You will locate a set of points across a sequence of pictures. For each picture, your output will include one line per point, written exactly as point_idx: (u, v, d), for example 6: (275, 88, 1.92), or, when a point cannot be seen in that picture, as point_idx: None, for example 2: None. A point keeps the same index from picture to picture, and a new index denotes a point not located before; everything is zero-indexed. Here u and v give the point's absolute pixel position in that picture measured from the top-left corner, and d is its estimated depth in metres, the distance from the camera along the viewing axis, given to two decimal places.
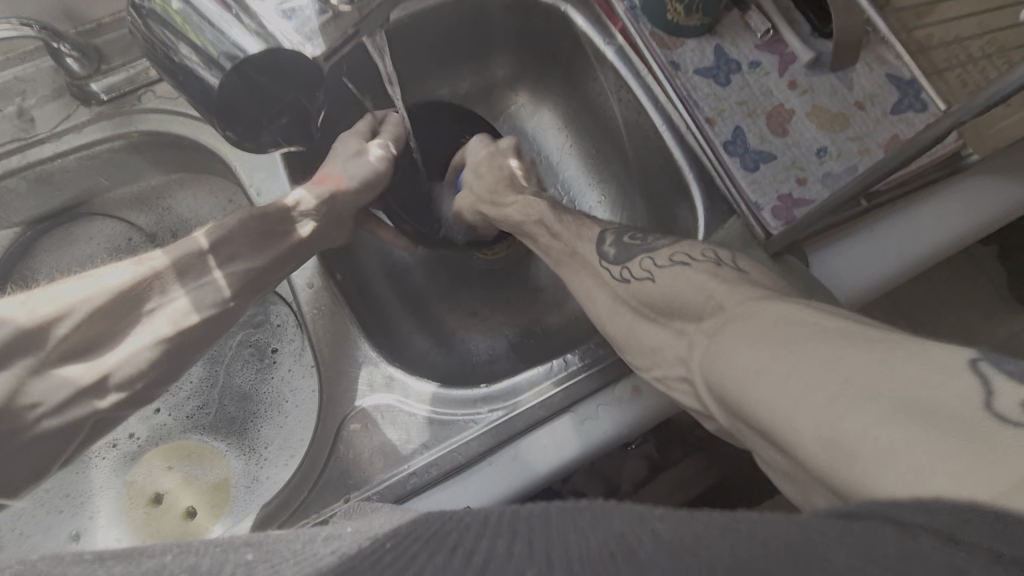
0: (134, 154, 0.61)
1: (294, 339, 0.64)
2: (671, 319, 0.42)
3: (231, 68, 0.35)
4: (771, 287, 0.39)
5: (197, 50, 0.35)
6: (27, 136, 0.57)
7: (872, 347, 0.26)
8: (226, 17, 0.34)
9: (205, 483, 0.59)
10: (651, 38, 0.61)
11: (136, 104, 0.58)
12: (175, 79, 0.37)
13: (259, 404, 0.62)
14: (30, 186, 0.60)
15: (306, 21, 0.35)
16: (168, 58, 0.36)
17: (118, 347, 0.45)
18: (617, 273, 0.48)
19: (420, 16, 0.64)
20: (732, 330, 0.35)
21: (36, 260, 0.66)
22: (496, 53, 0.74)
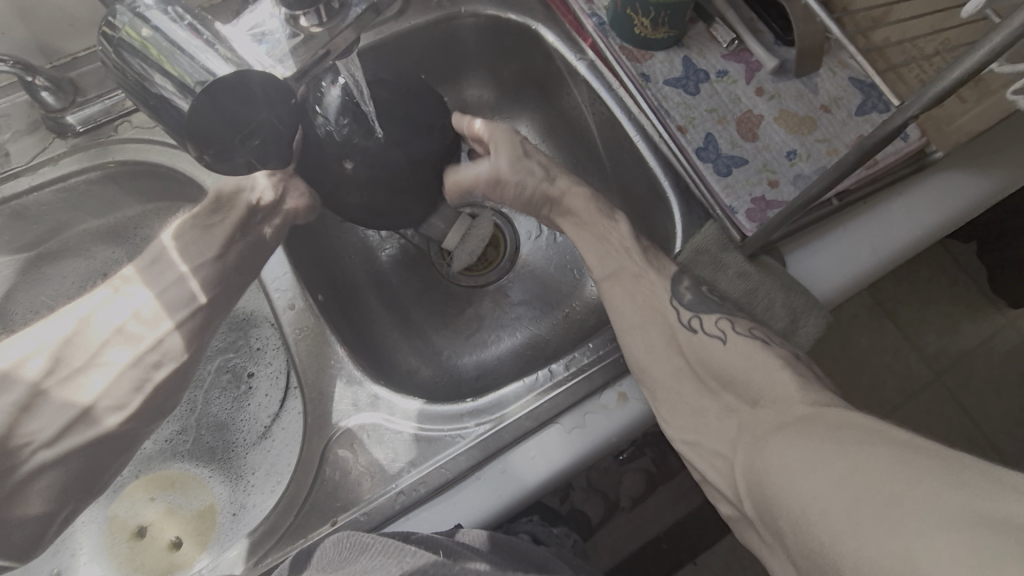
0: (111, 185, 0.61)
1: (272, 363, 0.63)
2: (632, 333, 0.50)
3: (203, 92, 0.35)
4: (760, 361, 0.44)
5: (169, 77, 0.35)
6: (3, 170, 0.57)
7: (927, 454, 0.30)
8: (196, 43, 0.35)
9: (189, 512, 0.58)
10: (621, 52, 0.62)
11: (112, 134, 0.59)
12: (149, 108, 0.37)
13: (241, 430, 0.61)
14: (6, 222, 0.59)
15: (277, 44, 0.38)
16: (142, 87, 0.36)
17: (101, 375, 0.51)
18: (684, 318, 0.50)
19: (395, 39, 0.65)
20: (775, 438, 0.38)
21: (12, 303, 0.63)
22: (471, 72, 0.75)
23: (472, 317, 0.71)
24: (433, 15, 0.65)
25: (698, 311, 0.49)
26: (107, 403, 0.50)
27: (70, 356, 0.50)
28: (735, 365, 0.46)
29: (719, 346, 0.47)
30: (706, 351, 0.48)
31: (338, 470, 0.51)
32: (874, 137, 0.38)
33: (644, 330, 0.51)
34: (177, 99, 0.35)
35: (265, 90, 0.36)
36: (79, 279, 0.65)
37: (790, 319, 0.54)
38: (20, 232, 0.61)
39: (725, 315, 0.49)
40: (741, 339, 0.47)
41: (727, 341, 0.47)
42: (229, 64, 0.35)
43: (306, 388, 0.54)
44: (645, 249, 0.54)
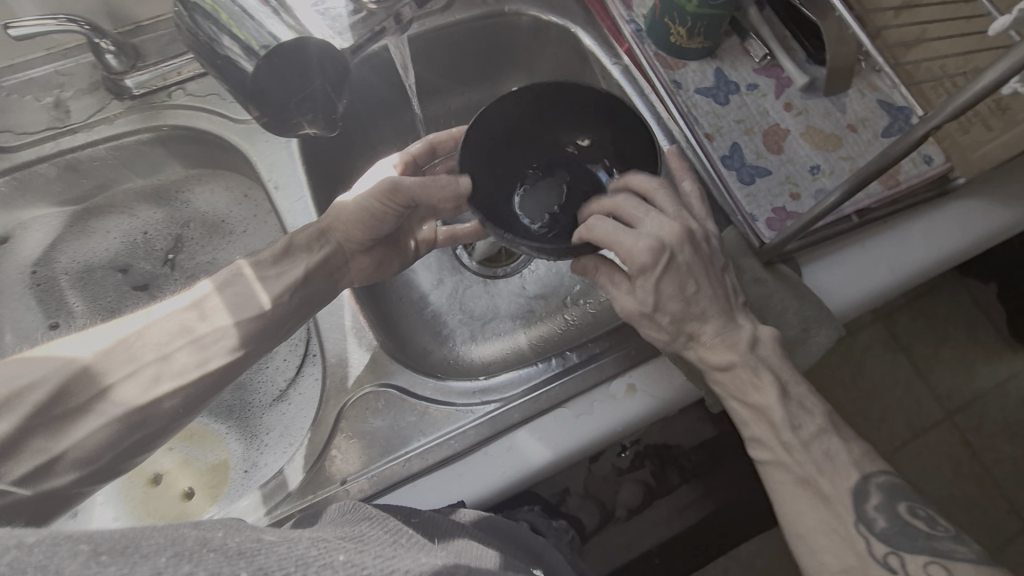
0: (160, 148, 0.64)
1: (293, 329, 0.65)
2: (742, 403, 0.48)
3: (266, 56, 0.38)
4: None
5: (237, 41, 0.38)
6: (62, 125, 0.61)
7: None
8: (266, 11, 0.38)
9: (204, 465, 0.60)
10: (655, 58, 0.65)
11: (166, 99, 0.62)
12: (215, 69, 0.39)
13: (260, 391, 0.63)
14: (59, 174, 0.62)
15: (338, 20, 0.41)
16: (210, 49, 0.38)
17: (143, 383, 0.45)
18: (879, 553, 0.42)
19: (439, 31, 0.68)
20: None
21: (57, 252, 0.66)
22: (508, 71, 0.77)
23: (490, 306, 0.73)
24: (475, 13, 0.68)
25: (898, 547, 0.42)
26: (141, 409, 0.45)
27: (128, 359, 0.45)
28: None
29: None
30: None
31: (350, 436, 0.53)
32: (895, 150, 0.39)
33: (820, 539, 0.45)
34: (240, 60, 0.38)
35: (319, 59, 0.39)
36: (120, 235, 0.67)
37: (801, 327, 0.55)
38: (70, 184, 0.64)
39: (937, 559, 0.41)
40: None
41: None
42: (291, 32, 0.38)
43: (327, 355, 0.56)
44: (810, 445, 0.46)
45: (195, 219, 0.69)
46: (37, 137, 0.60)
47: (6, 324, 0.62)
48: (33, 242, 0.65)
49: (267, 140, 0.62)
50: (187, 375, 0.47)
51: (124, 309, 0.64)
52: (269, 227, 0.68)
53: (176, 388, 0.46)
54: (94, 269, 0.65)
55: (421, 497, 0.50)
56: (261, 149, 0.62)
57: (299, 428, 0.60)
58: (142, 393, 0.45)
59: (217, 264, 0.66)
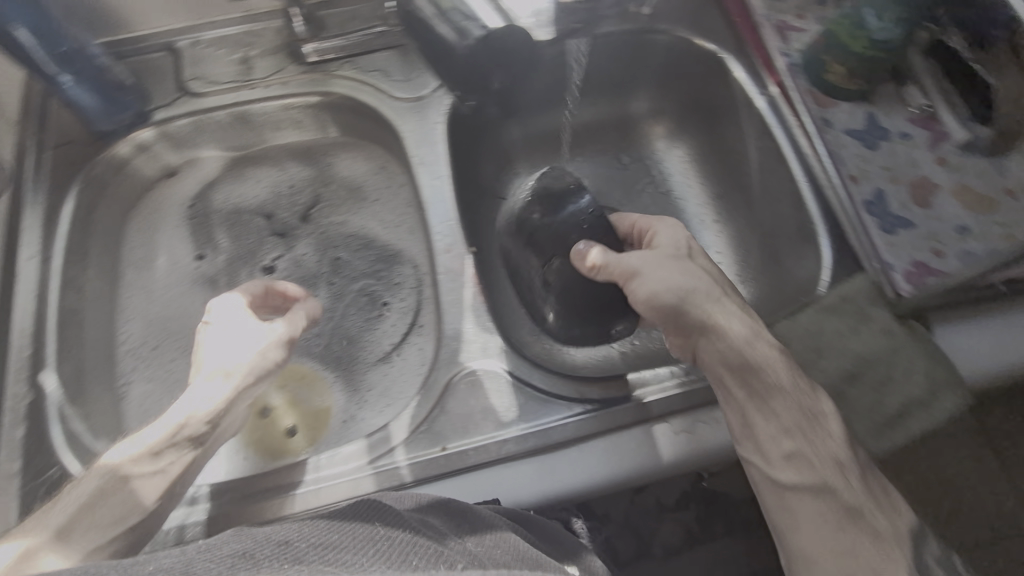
0: (321, 112, 0.71)
1: (406, 298, 0.68)
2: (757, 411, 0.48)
3: (479, 38, 0.45)
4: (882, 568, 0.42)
5: (457, 23, 0.46)
6: (246, 79, 0.67)
7: None
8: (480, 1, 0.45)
9: (308, 408, 0.62)
10: (807, 94, 0.65)
11: (336, 70, 0.68)
12: (436, 47, 0.48)
13: (365, 350, 0.65)
14: (231, 122, 0.69)
15: None
16: (433, 29, 0.48)
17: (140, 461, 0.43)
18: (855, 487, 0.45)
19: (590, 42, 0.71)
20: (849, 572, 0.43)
21: (215, 191, 0.72)
22: (642, 90, 0.79)
23: None
24: (627, 29, 0.71)
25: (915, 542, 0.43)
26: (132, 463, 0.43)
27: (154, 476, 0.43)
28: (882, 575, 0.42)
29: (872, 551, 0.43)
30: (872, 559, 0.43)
31: (455, 408, 0.53)
32: None
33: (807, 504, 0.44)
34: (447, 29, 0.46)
35: (511, 39, 0.45)
36: (268, 185, 0.73)
37: (927, 390, 0.50)
38: (238, 132, 0.70)
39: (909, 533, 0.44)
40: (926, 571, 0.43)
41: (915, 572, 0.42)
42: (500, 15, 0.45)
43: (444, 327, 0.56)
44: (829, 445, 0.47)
45: (336, 183, 0.74)
46: (222, 87, 0.67)
47: (161, 246, 0.68)
48: (197, 178, 0.71)
49: (417, 118, 0.66)
50: (167, 473, 0.44)
51: (262, 253, 0.70)
52: (401, 202, 0.72)
53: (189, 449, 0.45)
54: (243, 212, 0.71)
55: (511, 484, 0.50)
56: (411, 126, 0.66)
57: (402, 393, 0.63)
58: (159, 487, 0.43)
59: (350, 227, 0.71)
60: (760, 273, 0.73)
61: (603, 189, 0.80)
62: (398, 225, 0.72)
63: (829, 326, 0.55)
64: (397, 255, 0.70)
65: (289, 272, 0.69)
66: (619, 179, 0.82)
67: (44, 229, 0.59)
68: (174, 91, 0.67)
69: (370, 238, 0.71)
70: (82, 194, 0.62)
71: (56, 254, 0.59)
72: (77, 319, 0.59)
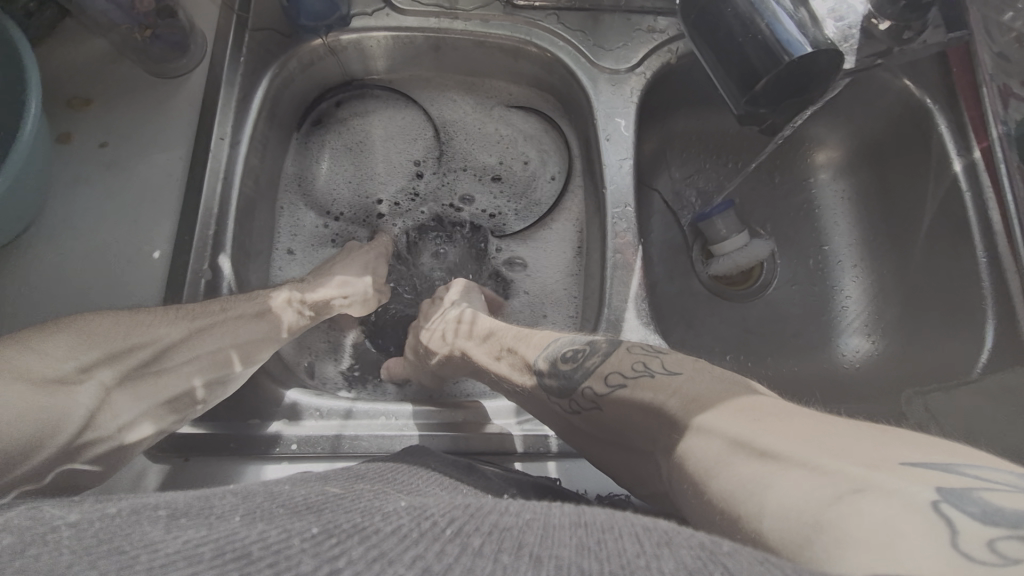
0: (512, 58, 0.68)
1: (571, 265, 0.68)
2: (630, 445, 0.42)
3: (791, 62, 0.40)
4: (645, 412, 0.40)
5: (766, 33, 0.41)
6: (449, 7, 0.65)
7: (864, 485, 0.24)
8: (795, 17, 0.41)
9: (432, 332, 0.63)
10: (1017, 172, 0.59)
11: (540, 20, 0.65)
12: (725, 63, 0.43)
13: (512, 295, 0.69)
14: (425, 48, 0.68)
15: (850, 37, 0.48)
16: (729, 40, 0.42)
17: (195, 338, 0.49)
18: (567, 405, 0.47)
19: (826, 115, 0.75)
20: (707, 440, 0.33)
21: (392, 108, 0.72)
22: (824, 120, 0.76)
23: (707, 323, 0.76)
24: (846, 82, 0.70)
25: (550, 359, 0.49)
26: (206, 309, 0.50)
27: (210, 340, 0.50)
28: (676, 388, 0.40)
29: (623, 391, 0.43)
30: (612, 425, 0.44)
31: None
32: None
33: (781, 427, 0.31)
34: (765, 78, 0.41)
35: (829, 65, 0.41)
36: (446, 115, 0.73)
37: None
38: (426, 57, 0.69)
39: (643, 356, 0.45)
40: (654, 376, 0.42)
41: (627, 388, 0.43)
42: (819, 27, 0.42)
43: (606, 311, 0.57)
44: (585, 414, 0.46)
45: (513, 130, 0.73)
46: (426, 9, 0.64)
47: (325, 158, 0.71)
48: (380, 93, 0.72)
49: (611, 91, 0.64)
50: (219, 333, 0.50)
51: (432, 184, 0.72)
52: (547, 201, 0.72)
53: (217, 313, 0.51)
54: (416, 136, 0.73)
55: None
56: (604, 98, 0.63)
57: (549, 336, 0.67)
58: (217, 342, 0.50)
59: (520, 180, 0.72)
60: (896, 332, 0.70)
61: (750, 207, 0.80)
62: (552, 183, 0.72)
63: (984, 410, 0.56)
64: (562, 209, 0.70)
65: (425, 230, 0.72)
66: (769, 198, 0.80)
67: (236, 113, 0.60)
68: (378, 2, 0.64)
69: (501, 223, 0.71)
70: (271, 87, 0.63)
71: (244, 139, 0.60)
72: (250, 211, 0.61)
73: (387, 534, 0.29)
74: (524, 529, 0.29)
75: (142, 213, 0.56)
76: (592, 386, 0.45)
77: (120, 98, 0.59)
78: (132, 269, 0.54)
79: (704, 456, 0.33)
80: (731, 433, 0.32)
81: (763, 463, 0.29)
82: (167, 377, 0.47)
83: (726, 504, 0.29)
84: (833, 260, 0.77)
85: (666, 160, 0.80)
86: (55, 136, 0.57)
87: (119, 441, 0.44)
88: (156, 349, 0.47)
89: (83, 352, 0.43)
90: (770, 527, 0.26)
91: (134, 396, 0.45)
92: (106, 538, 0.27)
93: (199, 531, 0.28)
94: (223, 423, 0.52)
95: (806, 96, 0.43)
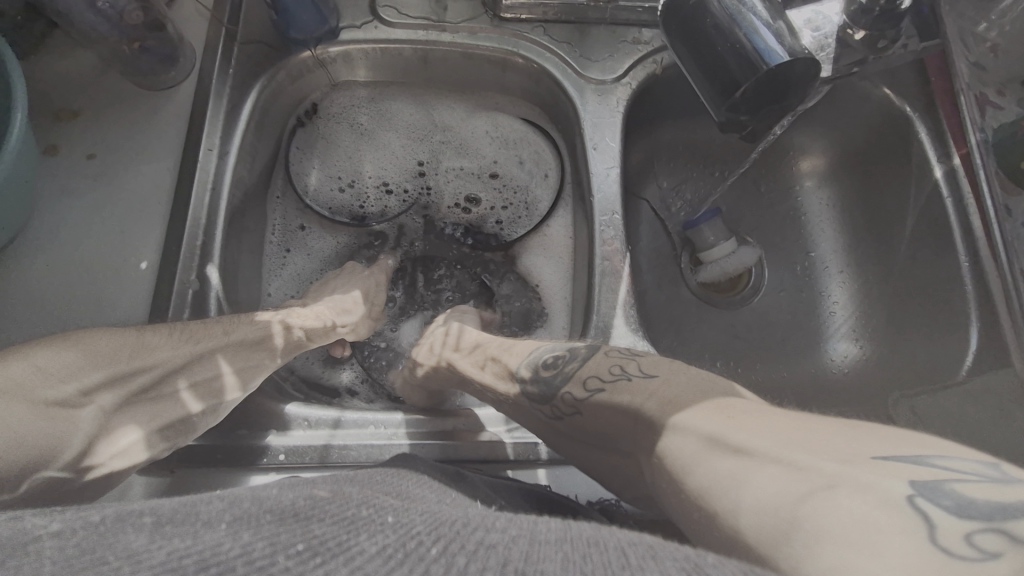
0: (500, 69, 0.69)
1: (561, 270, 0.69)
2: (612, 445, 0.43)
3: (768, 71, 0.41)
4: (625, 412, 0.41)
5: (742, 44, 0.42)
6: (437, 20, 0.66)
7: (841, 478, 0.25)
8: (771, 28, 0.42)
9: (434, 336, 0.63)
10: (995, 178, 0.60)
11: (527, 32, 0.66)
12: (705, 73, 0.44)
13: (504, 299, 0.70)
14: (413, 60, 0.68)
15: (824, 47, 0.49)
16: (709, 51, 0.43)
17: (191, 364, 0.49)
18: (548, 410, 0.47)
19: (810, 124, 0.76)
20: (680, 438, 0.34)
21: (383, 118, 0.73)
22: (807, 129, 0.77)
23: (697, 329, 0.76)
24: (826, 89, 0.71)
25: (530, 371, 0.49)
26: (202, 330, 0.50)
27: (207, 365, 0.50)
28: (654, 388, 0.40)
29: (603, 395, 0.43)
30: (591, 427, 0.45)
31: None
32: None
33: (755, 423, 0.32)
34: (744, 87, 0.42)
35: (807, 74, 0.42)
36: (435, 124, 0.74)
37: None
38: (415, 69, 0.70)
39: (622, 360, 0.45)
40: (634, 380, 0.42)
41: (609, 391, 0.43)
42: (796, 37, 0.43)
43: (594, 318, 0.57)
44: (568, 421, 0.46)
45: (502, 138, 0.74)
46: (414, 22, 0.65)
47: (316, 171, 0.71)
48: (370, 103, 0.72)
49: (598, 101, 0.65)
50: (217, 357, 0.50)
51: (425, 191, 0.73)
52: (536, 208, 0.72)
53: (216, 338, 0.50)
54: (407, 146, 0.74)
55: None
56: (590, 108, 0.64)
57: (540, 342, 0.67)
58: (214, 367, 0.50)
59: (511, 187, 0.73)
60: (882, 337, 0.71)
61: (738, 214, 0.81)
62: (541, 191, 0.72)
63: (967, 412, 0.57)
64: (554, 214, 0.71)
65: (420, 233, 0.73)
66: (755, 206, 0.81)
67: (225, 124, 0.60)
68: (366, 15, 0.65)
69: (493, 231, 0.72)
70: (261, 98, 0.63)
71: (233, 149, 0.60)
72: (238, 222, 0.61)
73: (371, 556, 0.28)
74: (511, 546, 0.29)
75: (129, 222, 0.56)
76: (571, 391, 0.46)
77: (108, 110, 0.59)
78: (118, 279, 0.54)
79: (678, 454, 0.33)
80: (705, 430, 0.33)
81: (737, 459, 0.29)
82: (159, 402, 0.47)
83: (701, 501, 0.30)
84: (820, 266, 0.77)
85: (654, 169, 0.81)
86: (42, 148, 0.57)
87: (110, 467, 0.43)
88: (155, 374, 0.46)
89: (89, 372, 0.43)
90: (748, 524, 0.27)
91: (129, 422, 0.45)
92: (88, 551, 0.27)
93: (187, 537, 0.28)
94: (209, 434, 0.52)
95: (785, 103, 0.44)
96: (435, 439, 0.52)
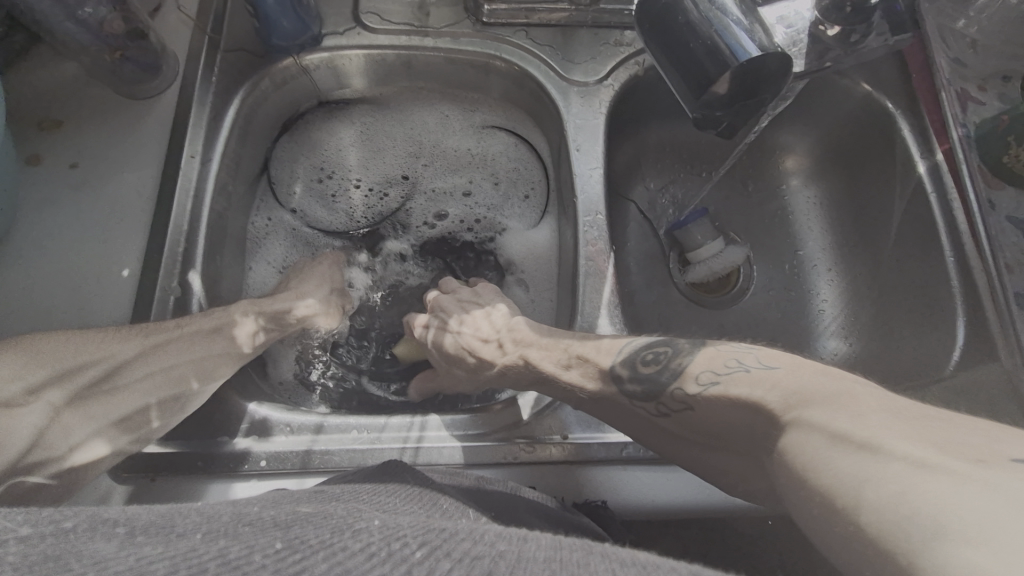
0: (482, 74, 0.69)
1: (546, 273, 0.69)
2: (729, 442, 0.41)
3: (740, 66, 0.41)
4: (750, 414, 0.38)
5: (714, 40, 0.42)
6: (420, 26, 0.66)
7: (940, 486, 0.24)
8: (742, 24, 0.42)
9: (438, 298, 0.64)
10: (978, 172, 0.61)
11: (509, 35, 0.66)
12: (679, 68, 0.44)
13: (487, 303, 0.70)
14: (397, 65, 0.68)
15: (797, 43, 0.49)
16: (682, 46, 0.43)
17: (144, 357, 0.48)
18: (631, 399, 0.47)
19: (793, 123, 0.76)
20: (807, 431, 0.31)
21: (367, 123, 0.74)
22: (790, 128, 0.77)
23: (687, 328, 0.76)
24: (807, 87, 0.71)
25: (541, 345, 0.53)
26: (152, 324, 0.50)
27: (166, 355, 0.49)
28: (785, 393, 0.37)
29: (719, 399, 0.41)
30: (710, 425, 0.43)
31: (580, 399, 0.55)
32: None
33: (897, 422, 0.29)
34: (717, 82, 0.43)
35: (779, 69, 0.42)
36: (419, 129, 0.74)
37: None
38: (398, 74, 0.70)
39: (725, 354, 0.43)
40: (749, 378, 0.40)
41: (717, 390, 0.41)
42: (769, 33, 0.43)
43: (579, 318, 0.57)
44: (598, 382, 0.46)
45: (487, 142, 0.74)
46: (397, 28, 0.66)
47: (300, 179, 0.72)
48: (354, 107, 0.73)
49: (581, 103, 0.65)
50: (172, 348, 0.49)
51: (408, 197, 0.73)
52: (520, 211, 0.72)
53: (167, 328, 0.50)
54: (391, 150, 0.74)
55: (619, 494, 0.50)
56: (573, 110, 0.65)
57: None
58: (171, 357, 0.49)
59: (494, 191, 0.73)
60: (872, 335, 0.70)
61: (725, 215, 0.81)
62: (526, 195, 0.73)
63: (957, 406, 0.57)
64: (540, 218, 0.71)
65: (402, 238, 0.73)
66: (741, 205, 0.81)
67: (207, 131, 0.60)
68: (349, 22, 0.66)
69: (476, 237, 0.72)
70: (244, 104, 0.63)
71: (215, 156, 0.60)
72: (221, 228, 0.61)
73: (356, 553, 0.28)
74: (497, 559, 0.29)
75: (109, 230, 0.55)
76: (682, 386, 0.44)
77: (89, 120, 0.59)
78: (99, 288, 0.54)
79: (802, 448, 0.31)
80: (836, 427, 0.30)
81: (858, 454, 0.28)
82: (117, 396, 0.46)
83: (818, 491, 0.28)
84: (808, 264, 0.77)
85: (641, 170, 0.81)
86: (23, 158, 0.57)
87: (70, 462, 0.43)
88: (105, 369, 0.46)
89: (29, 372, 0.42)
90: (870, 516, 0.25)
91: (82, 417, 0.44)
92: (61, 552, 0.26)
93: (157, 547, 0.27)
94: (191, 442, 0.52)
95: (759, 98, 0.44)
96: (419, 442, 0.52)
